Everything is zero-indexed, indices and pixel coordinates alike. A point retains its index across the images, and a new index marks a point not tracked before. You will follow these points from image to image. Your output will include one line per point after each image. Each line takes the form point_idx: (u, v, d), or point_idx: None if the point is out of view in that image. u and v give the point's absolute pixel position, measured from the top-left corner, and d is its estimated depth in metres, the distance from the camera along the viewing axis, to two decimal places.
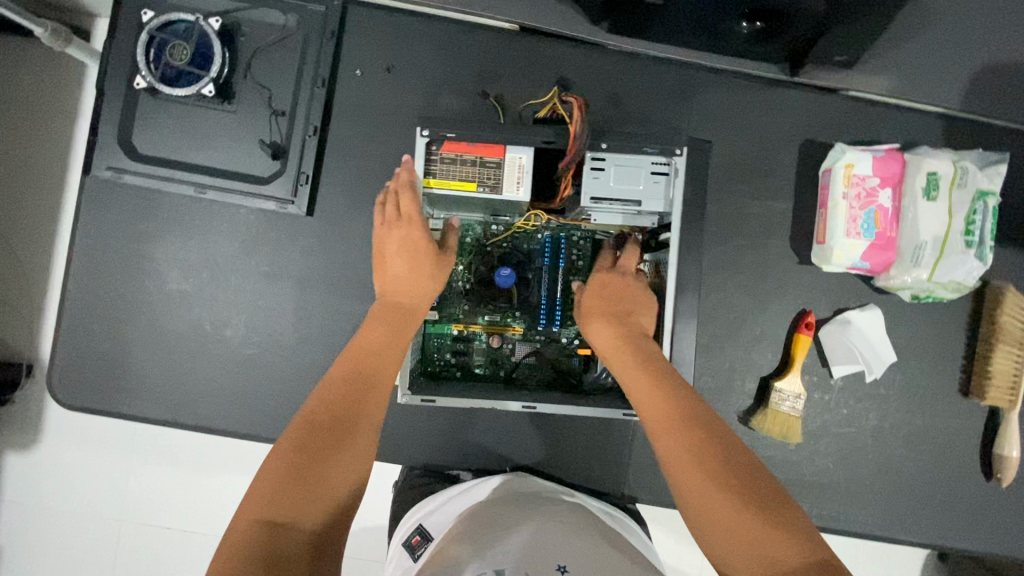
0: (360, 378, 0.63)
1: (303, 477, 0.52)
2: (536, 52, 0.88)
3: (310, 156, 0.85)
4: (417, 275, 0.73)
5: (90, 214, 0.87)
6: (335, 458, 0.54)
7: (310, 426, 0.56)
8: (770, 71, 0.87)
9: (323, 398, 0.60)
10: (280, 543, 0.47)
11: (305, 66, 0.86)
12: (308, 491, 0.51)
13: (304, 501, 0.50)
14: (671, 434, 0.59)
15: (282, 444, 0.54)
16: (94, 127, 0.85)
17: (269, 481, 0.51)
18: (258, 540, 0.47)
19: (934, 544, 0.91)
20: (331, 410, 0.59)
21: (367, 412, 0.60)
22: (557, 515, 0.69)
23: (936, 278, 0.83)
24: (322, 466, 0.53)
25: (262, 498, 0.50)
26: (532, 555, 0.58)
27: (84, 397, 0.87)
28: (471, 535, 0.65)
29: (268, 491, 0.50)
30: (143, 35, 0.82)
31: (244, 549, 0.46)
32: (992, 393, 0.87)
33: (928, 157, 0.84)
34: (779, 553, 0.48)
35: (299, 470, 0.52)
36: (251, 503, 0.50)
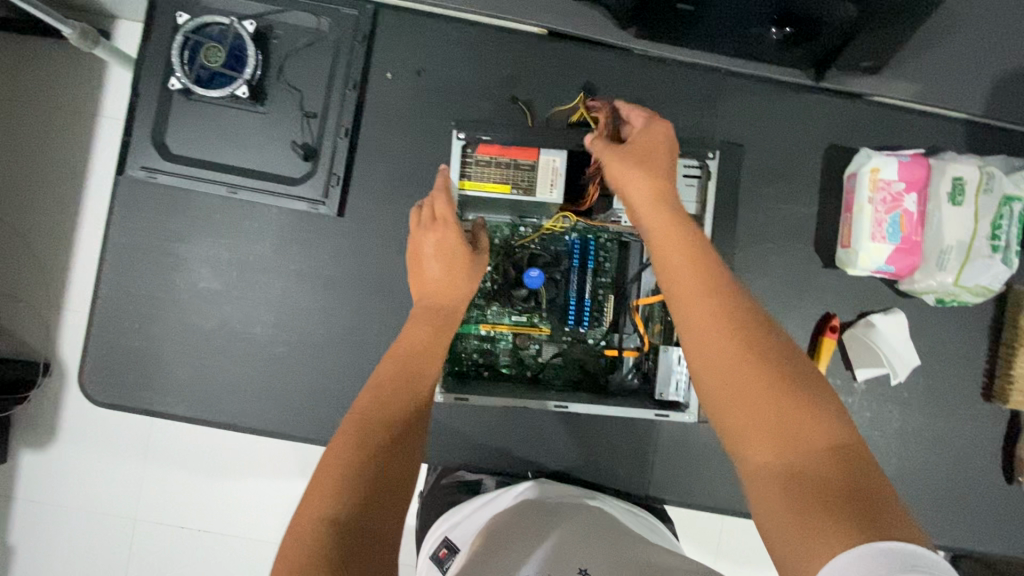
0: (405, 373, 0.65)
1: (355, 475, 0.52)
2: (564, 56, 0.89)
3: (341, 157, 0.87)
4: (451, 275, 0.76)
5: (122, 213, 0.88)
6: (383, 447, 0.56)
7: (361, 421, 0.58)
8: (796, 77, 0.88)
9: (371, 393, 0.62)
10: (347, 540, 0.48)
11: (337, 69, 0.87)
12: (367, 483, 0.52)
13: (365, 497, 0.51)
14: (699, 312, 0.54)
15: (337, 446, 0.55)
16: (128, 128, 0.86)
17: (329, 478, 0.52)
18: (324, 540, 0.48)
19: (954, 548, 0.92)
20: (379, 404, 0.60)
21: (415, 402, 0.63)
22: (579, 521, 0.70)
23: (960, 283, 0.84)
24: (373, 460, 0.55)
25: (319, 494, 0.51)
26: (556, 560, 0.59)
27: (114, 394, 0.88)
28: (496, 544, 0.66)
29: (330, 489, 0.51)
30: (177, 37, 0.83)
31: (310, 549, 0.47)
32: (1016, 397, 0.87)
33: (953, 162, 0.85)
34: (807, 438, 0.46)
35: (354, 461, 0.54)
36: (313, 503, 0.51)
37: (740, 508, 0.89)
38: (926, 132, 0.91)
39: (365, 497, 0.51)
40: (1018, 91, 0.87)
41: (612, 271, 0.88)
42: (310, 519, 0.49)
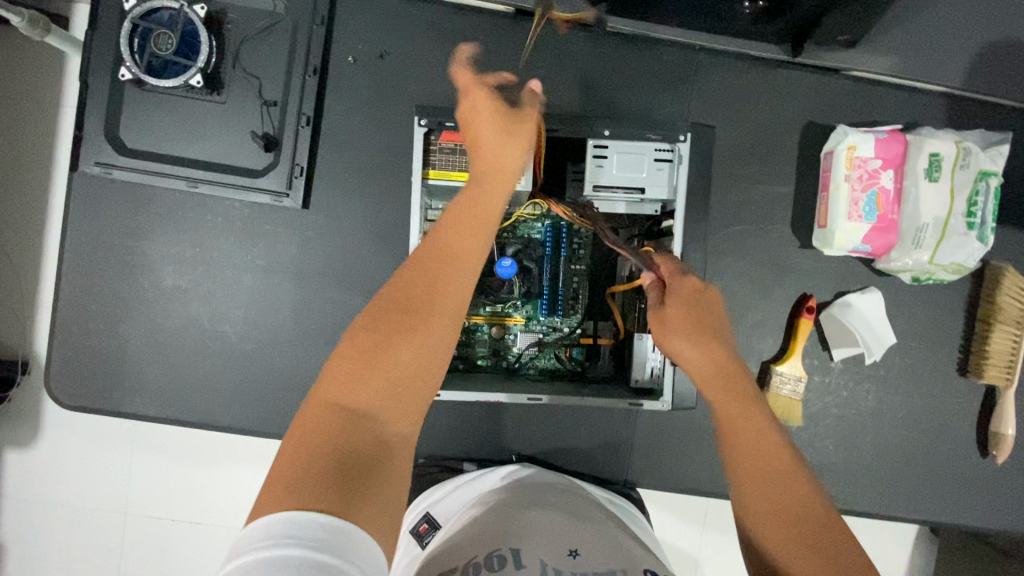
0: (437, 267, 0.53)
1: (376, 381, 0.47)
2: (534, 34, 0.86)
3: (304, 146, 0.84)
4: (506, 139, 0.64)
5: (79, 210, 0.85)
6: (400, 355, 0.49)
7: (379, 323, 0.50)
8: (771, 51, 0.86)
9: (393, 293, 0.52)
10: (354, 436, 0.45)
11: (296, 53, 0.83)
12: (379, 385, 0.47)
13: (382, 396, 0.47)
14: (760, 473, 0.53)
15: (355, 339, 0.49)
16: (80, 120, 0.82)
17: (346, 357, 0.48)
18: (329, 429, 0.45)
19: (930, 522, 0.93)
20: (412, 288, 0.52)
21: (435, 312, 0.51)
22: (564, 506, 0.69)
23: (936, 261, 0.83)
24: (393, 345, 0.49)
25: (340, 380, 0.47)
26: (544, 543, 0.58)
27: (82, 397, 0.86)
28: (482, 520, 0.65)
29: (342, 371, 0.48)
30: (125, 24, 0.79)
31: (321, 437, 0.44)
32: (991, 372, 0.88)
33: (930, 138, 0.84)
34: None
35: (368, 358, 0.48)
36: (328, 384, 0.47)
37: (719, 490, 0.89)
38: (904, 108, 0.89)
39: (384, 399, 0.47)
40: (993, 63, 0.85)
41: (587, 257, 0.86)
42: (321, 404, 0.46)
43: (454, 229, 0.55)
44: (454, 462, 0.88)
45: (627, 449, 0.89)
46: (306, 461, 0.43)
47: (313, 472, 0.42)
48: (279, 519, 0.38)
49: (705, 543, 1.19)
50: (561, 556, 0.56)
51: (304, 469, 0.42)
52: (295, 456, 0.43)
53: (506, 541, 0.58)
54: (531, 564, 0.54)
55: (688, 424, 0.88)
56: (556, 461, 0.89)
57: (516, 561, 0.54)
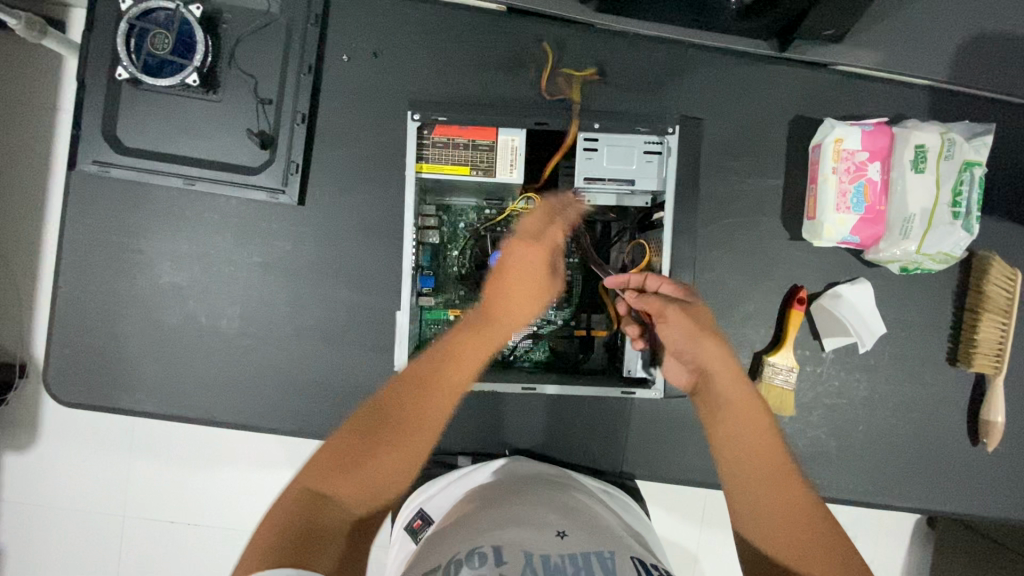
0: (426, 386, 0.66)
1: (355, 474, 0.58)
2: (526, 32, 0.87)
3: (300, 143, 0.85)
4: (530, 291, 0.75)
5: (77, 209, 0.86)
6: (379, 459, 0.60)
7: (367, 430, 0.62)
8: (759, 47, 0.87)
9: (381, 405, 0.64)
10: (319, 514, 0.54)
11: (290, 52, 0.85)
12: (353, 480, 0.58)
13: (354, 488, 0.58)
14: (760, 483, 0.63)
15: (341, 439, 0.61)
16: (77, 120, 0.83)
17: (336, 449, 0.60)
18: (305, 508, 0.54)
19: (923, 510, 0.93)
20: (402, 405, 0.64)
21: (418, 430, 0.63)
22: (551, 498, 0.71)
23: (924, 250, 0.85)
24: (376, 450, 0.60)
25: (319, 470, 0.58)
26: (529, 534, 0.59)
27: (80, 394, 0.87)
28: (467, 515, 0.66)
29: (328, 463, 0.59)
30: (122, 24, 0.80)
31: (292, 515, 0.53)
32: (980, 360, 0.89)
33: (915, 130, 0.85)
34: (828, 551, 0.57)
35: (348, 462, 0.59)
36: (312, 470, 0.58)
37: (713, 481, 0.90)
38: (889, 102, 0.90)
39: (356, 494, 0.58)
40: (976, 57, 0.87)
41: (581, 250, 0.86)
42: (300, 485, 0.57)
43: (454, 365, 0.68)
44: (449, 457, 0.89)
45: (622, 441, 0.90)
46: (277, 528, 0.52)
47: (280, 536, 0.51)
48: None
49: (703, 541, 1.22)
50: (547, 542, 0.58)
51: (274, 536, 0.51)
52: (269, 526, 0.52)
53: (488, 536, 0.59)
54: (514, 554, 0.55)
55: (682, 415, 0.89)
56: (552, 453, 0.90)
57: (497, 555, 0.55)
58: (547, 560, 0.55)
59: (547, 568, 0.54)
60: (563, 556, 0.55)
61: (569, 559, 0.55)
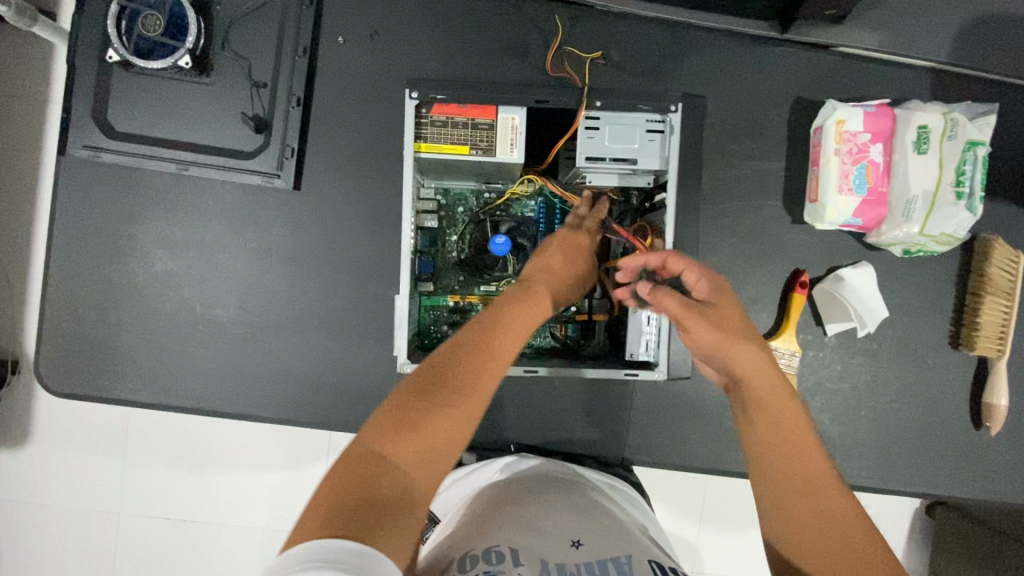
0: (484, 348, 0.59)
1: (415, 437, 0.51)
2: (525, 14, 0.86)
3: (295, 127, 0.83)
4: (570, 261, 0.73)
5: (68, 195, 0.84)
6: (437, 424, 0.52)
7: (425, 391, 0.54)
8: (760, 28, 0.86)
9: (439, 364, 0.56)
10: (380, 483, 0.48)
11: (285, 34, 0.83)
12: (414, 445, 0.51)
13: (414, 456, 0.51)
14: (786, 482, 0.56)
15: (396, 398, 0.54)
16: (67, 105, 0.82)
17: (392, 412, 0.53)
18: (363, 476, 0.49)
19: (927, 495, 0.93)
20: (459, 367, 0.57)
21: (476, 394, 0.56)
22: (563, 495, 0.71)
23: (927, 232, 0.84)
24: (436, 413, 0.53)
25: (379, 432, 0.51)
26: (544, 538, 0.59)
27: (73, 385, 0.85)
28: (483, 516, 0.65)
29: (384, 426, 0.52)
30: (113, 5, 0.79)
31: (352, 484, 0.48)
32: (983, 343, 0.89)
33: (918, 111, 0.85)
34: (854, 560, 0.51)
35: (411, 422, 0.52)
36: (366, 435, 0.52)
37: (717, 467, 0.89)
38: (891, 83, 0.89)
39: (416, 462, 0.51)
40: (975, 37, 0.87)
41: None
42: (362, 451, 0.50)
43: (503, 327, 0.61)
44: None
45: (624, 427, 0.89)
46: (339, 493, 0.47)
47: (343, 508, 0.46)
48: (308, 546, 0.42)
49: (705, 534, 1.22)
50: (563, 548, 0.58)
51: (329, 506, 0.46)
52: (330, 496, 0.47)
53: (505, 537, 0.59)
54: (531, 559, 0.55)
55: (684, 400, 0.89)
56: (553, 441, 0.89)
57: (513, 557, 0.55)
58: (563, 566, 0.55)
59: None
60: (579, 565, 0.55)
61: (585, 569, 0.55)
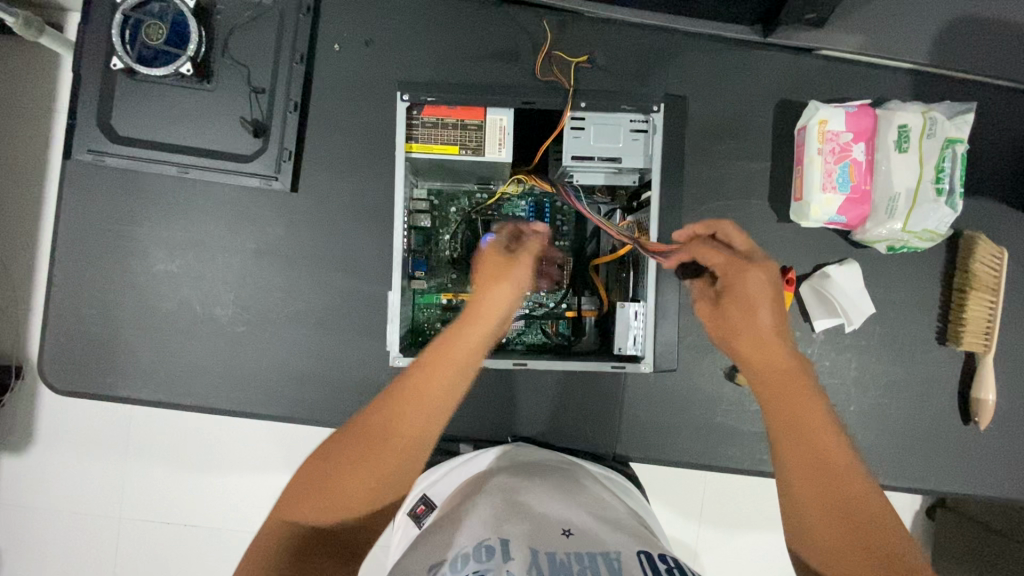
0: (402, 402, 0.62)
1: (327, 494, 0.58)
2: (514, 20, 0.89)
3: (292, 130, 0.86)
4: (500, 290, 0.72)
5: (72, 199, 0.87)
6: (349, 478, 0.58)
7: (344, 448, 0.60)
8: (743, 33, 0.89)
9: (362, 422, 0.61)
10: (298, 534, 0.57)
11: (282, 42, 0.86)
12: (326, 500, 0.58)
13: (328, 510, 0.58)
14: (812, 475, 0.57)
15: (320, 456, 0.60)
16: (72, 111, 0.85)
17: (314, 469, 0.59)
18: (284, 529, 0.57)
19: (917, 489, 0.94)
20: (378, 424, 0.61)
21: (388, 447, 0.59)
22: (557, 484, 0.71)
23: (909, 228, 0.86)
24: (348, 470, 0.58)
25: (299, 489, 0.59)
26: (534, 531, 0.59)
27: (75, 384, 0.87)
28: (479, 502, 0.66)
29: (303, 485, 0.59)
30: (117, 15, 0.82)
31: (275, 536, 0.56)
32: (969, 338, 0.90)
33: (899, 111, 0.87)
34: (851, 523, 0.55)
35: (325, 479, 0.58)
36: (290, 494, 0.59)
37: (707, 462, 0.90)
38: (873, 84, 0.91)
39: (330, 514, 0.58)
40: (953, 38, 0.89)
41: (570, 233, 0.90)
42: (285, 507, 0.58)
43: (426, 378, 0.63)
44: (449, 445, 0.89)
45: (615, 423, 0.90)
46: (267, 543, 0.56)
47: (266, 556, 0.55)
48: None
49: (702, 535, 1.22)
50: (553, 538, 0.58)
51: (257, 556, 0.56)
52: (260, 545, 0.57)
53: (496, 532, 0.58)
54: (521, 552, 0.55)
55: (674, 396, 0.90)
56: (546, 436, 0.90)
57: (504, 552, 0.55)
58: (553, 556, 0.55)
59: (552, 564, 0.54)
60: (568, 553, 0.56)
61: (575, 556, 0.55)
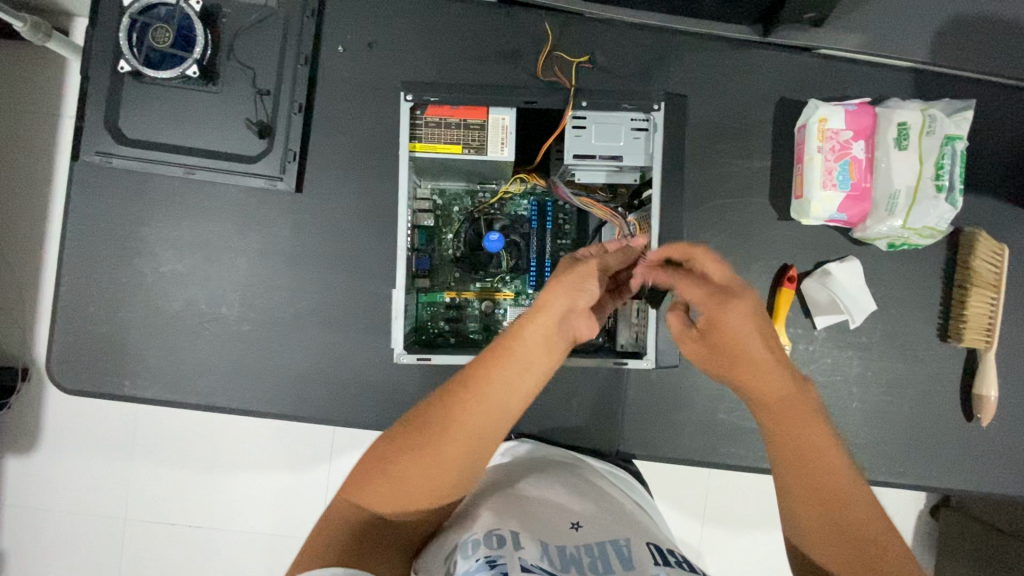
0: (462, 398, 0.62)
1: (384, 482, 0.59)
2: (516, 21, 0.90)
3: (297, 131, 0.87)
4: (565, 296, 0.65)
5: (80, 200, 0.88)
6: (407, 468, 0.59)
7: (403, 440, 0.61)
8: (743, 32, 0.90)
9: (423, 414, 0.62)
10: (354, 521, 0.58)
11: (287, 44, 0.87)
12: (383, 490, 0.59)
13: (384, 498, 0.59)
14: (803, 477, 0.61)
15: (378, 445, 0.62)
16: (80, 114, 0.86)
17: (374, 457, 0.61)
18: (341, 515, 0.58)
19: (919, 486, 0.94)
20: (438, 419, 0.61)
21: (446, 442, 0.60)
22: (564, 479, 0.72)
23: (910, 225, 0.86)
24: (407, 461, 0.59)
25: (357, 479, 0.60)
26: (545, 526, 0.60)
27: (83, 383, 0.88)
28: (487, 498, 0.67)
29: (361, 475, 0.60)
30: (125, 19, 0.83)
31: (334, 522, 0.58)
32: (971, 335, 0.90)
33: (898, 109, 0.88)
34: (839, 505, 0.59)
35: (382, 467, 0.59)
36: (349, 482, 0.61)
37: (710, 459, 0.90)
38: (872, 83, 0.92)
39: (387, 503, 0.59)
40: (952, 36, 0.90)
41: (572, 232, 0.89)
42: (343, 496, 0.59)
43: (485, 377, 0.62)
44: None
45: (618, 421, 0.91)
46: (326, 527, 0.57)
47: (326, 539, 0.56)
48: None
49: (706, 534, 1.23)
50: (563, 531, 0.59)
51: (317, 541, 0.56)
52: (319, 530, 0.57)
53: (506, 524, 0.59)
54: (532, 544, 0.55)
55: (676, 393, 0.90)
56: (549, 434, 0.91)
57: (515, 542, 0.55)
58: (562, 549, 0.56)
59: (563, 556, 0.55)
60: (578, 546, 0.57)
61: (584, 548, 0.56)
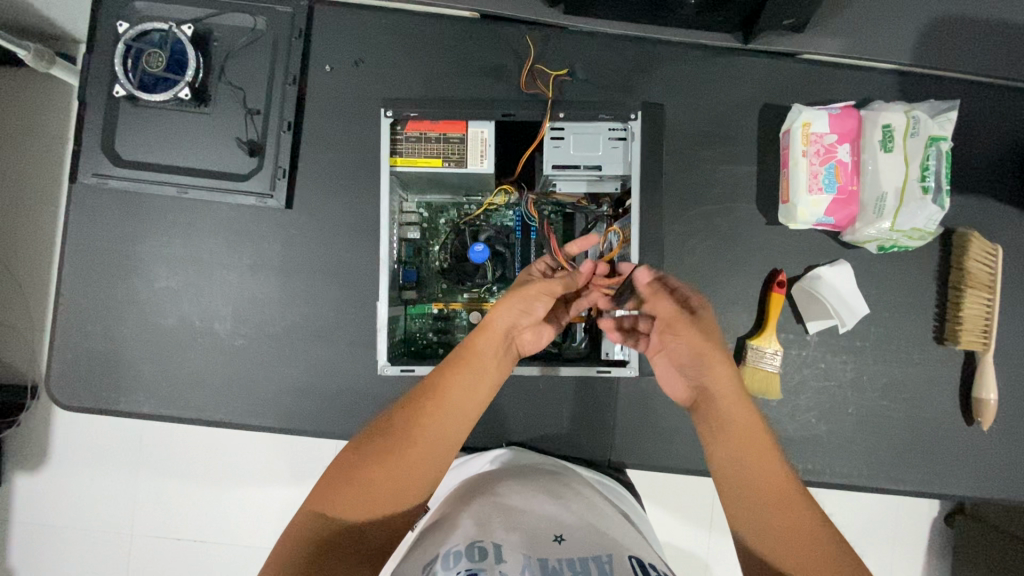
0: (427, 404, 0.64)
1: (352, 490, 0.60)
2: (498, 37, 0.91)
3: (286, 149, 0.89)
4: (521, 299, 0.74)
5: (79, 221, 0.91)
6: (375, 474, 0.60)
7: (370, 449, 0.62)
8: (724, 40, 0.90)
9: (389, 423, 0.64)
10: (324, 529, 0.58)
11: (276, 65, 0.90)
12: (352, 498, 0.59)
13: (354, 506, 0.59)
14: (753, 473, 0.61)
15: (346, 454, 0.63)
16: (78, 138, 0.89)
17: (341, 467, 0.62)
18: (309, 526, 0.58)
19: (921, 492, 0.92)
20: (403, 426, 0.63)
21: (412, 447, 0.62)
22: (551, 488, 0.72)
23: (898, 227, 0.85)
24: (375, 468, 0.60)
25: (325, 493, 0.60)
26: (528, 537, 0.59)
27: (81, 400, 0.90)
28: (472, 506, 0.67)
29: (329, 486, 0.60)
30: (120, 45, 0.85)
31: (303, 532, 0.58)
32: (968, 338, 0.89)
33: (882, 111, 0.87)
34: (783, 502, 0.60)
35: (349, 478, 0.60)
36: (317, 494, 0.61)
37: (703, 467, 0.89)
38: (855, 87, 0.92)
39: (357, 510, 0.59)
40: (936, 38, 0.89)
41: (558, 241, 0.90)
42: (312, 507, 0.59)
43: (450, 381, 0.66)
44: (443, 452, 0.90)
45: (609, 429, 0.90)
46: (295, 538, 0.57)
47: (296, 548, 0.57)
48: None
49: (710, 544, 1.21)
50: (547, 542, 0.59)
51: (288, 553, 0.56)
52: (290, 541, 0.57)
53: (488, 536, 0.58)
54: (514, 558, 0.55)
55: (667, 401, 0.90)
56: (540, 443, 0.91)
57: (497, 556, 0.55)
58: (545, 562, 0.55)
59: (545, 570, 0.54)
60: (562, 559, 0.55)
61: (568, 562, 0.55)
